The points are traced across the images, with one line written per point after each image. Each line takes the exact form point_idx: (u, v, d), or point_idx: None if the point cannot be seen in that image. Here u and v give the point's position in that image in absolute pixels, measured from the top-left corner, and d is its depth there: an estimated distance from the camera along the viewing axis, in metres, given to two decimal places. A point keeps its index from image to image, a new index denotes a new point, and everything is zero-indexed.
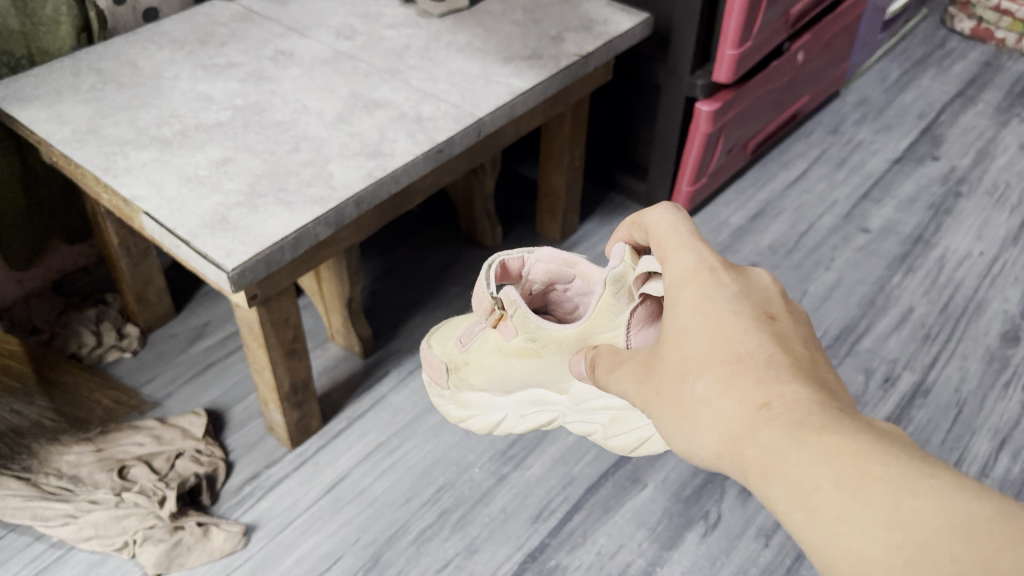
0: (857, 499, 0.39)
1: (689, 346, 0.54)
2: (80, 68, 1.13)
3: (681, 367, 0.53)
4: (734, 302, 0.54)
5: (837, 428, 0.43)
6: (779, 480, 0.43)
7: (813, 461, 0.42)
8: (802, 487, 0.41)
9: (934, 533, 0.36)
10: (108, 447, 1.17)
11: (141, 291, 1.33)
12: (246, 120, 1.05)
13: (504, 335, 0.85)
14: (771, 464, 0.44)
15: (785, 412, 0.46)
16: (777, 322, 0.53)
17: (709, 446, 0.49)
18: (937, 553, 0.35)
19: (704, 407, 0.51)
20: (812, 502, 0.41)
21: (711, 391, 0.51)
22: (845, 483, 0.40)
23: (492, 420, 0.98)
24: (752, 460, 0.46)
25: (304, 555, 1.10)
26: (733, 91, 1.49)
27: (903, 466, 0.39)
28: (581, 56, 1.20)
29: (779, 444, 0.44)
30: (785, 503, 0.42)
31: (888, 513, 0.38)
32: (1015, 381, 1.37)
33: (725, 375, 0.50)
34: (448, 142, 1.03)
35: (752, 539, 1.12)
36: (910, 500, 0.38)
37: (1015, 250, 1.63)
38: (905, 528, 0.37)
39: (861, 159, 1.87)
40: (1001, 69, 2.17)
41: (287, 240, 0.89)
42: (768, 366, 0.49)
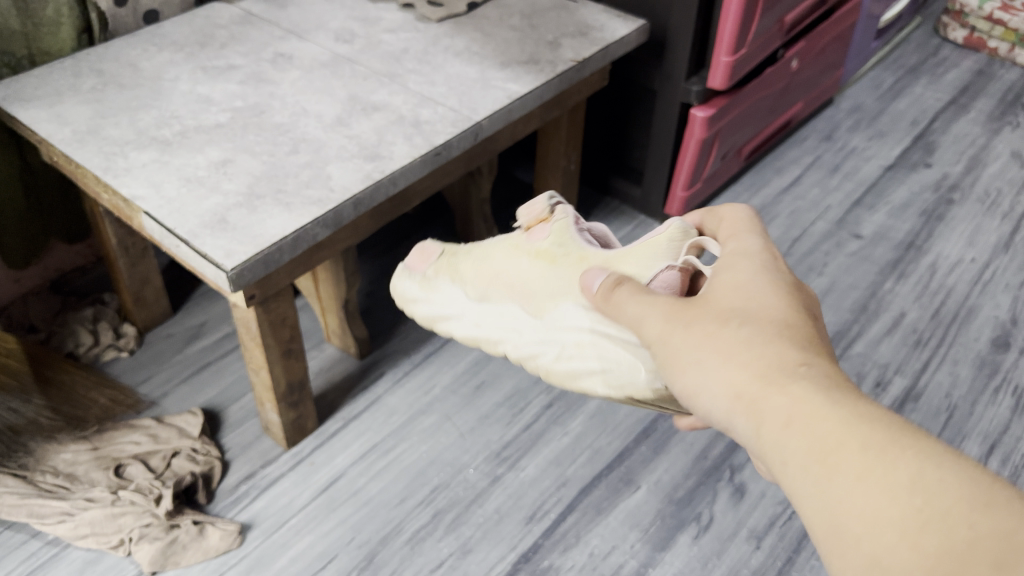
0: (888, 461, 0.43)
1: (736, 306, 0.58)
2: (80, 69, 1.14)
3: (723, 315, 0.57)
4: (788, 291, 0.58)
5: (874, 402, 0.47)
6: (808, 428, 0.47)
7: (850, 421, 0.46)
8: (831, 440, 0.45)
9: (955, 503, 0.40)
10: (105, 446, 1.17)
11: (139, 291, 1.33)
12: (245, 122, 1.06)
13: (533, 236, 0.81)
14: (803, 410, 0.48)
15: (822, 377, 0.50)
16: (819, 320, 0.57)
17: (732, 386, 0.53)
18: (954, 520, 0.40)
19: (736, 354, 0.54)
20: (839, 456, 0.45)
21: (749, 342, 0.54)
22: (877, 446, 0.44)
23: (443, 314, 0.81)
24: (780, 405, 0.49)
25: (299, 554, 1.10)
26: (728, 98, 1.50)
27: (937, 445, 0.43)
28: (577, 62, 1.21)
29: (817, 398, 0.48)
30: (808, 450, 0.46)
31: (914, 478, 0.42)
32: (1005, 387, 1.38)
33: (768, 335, 0.54)
34: (445, 145, 1.04)
35: (744, 541, 1.13)
36: (937, 472, 0.42)
37: (1006, 257, 1.65)
38: (930, 495, 0.41)
39: (855, 166, 1.88)
40: (994, 78, 2.19)
41: (286, 240, 0.90)
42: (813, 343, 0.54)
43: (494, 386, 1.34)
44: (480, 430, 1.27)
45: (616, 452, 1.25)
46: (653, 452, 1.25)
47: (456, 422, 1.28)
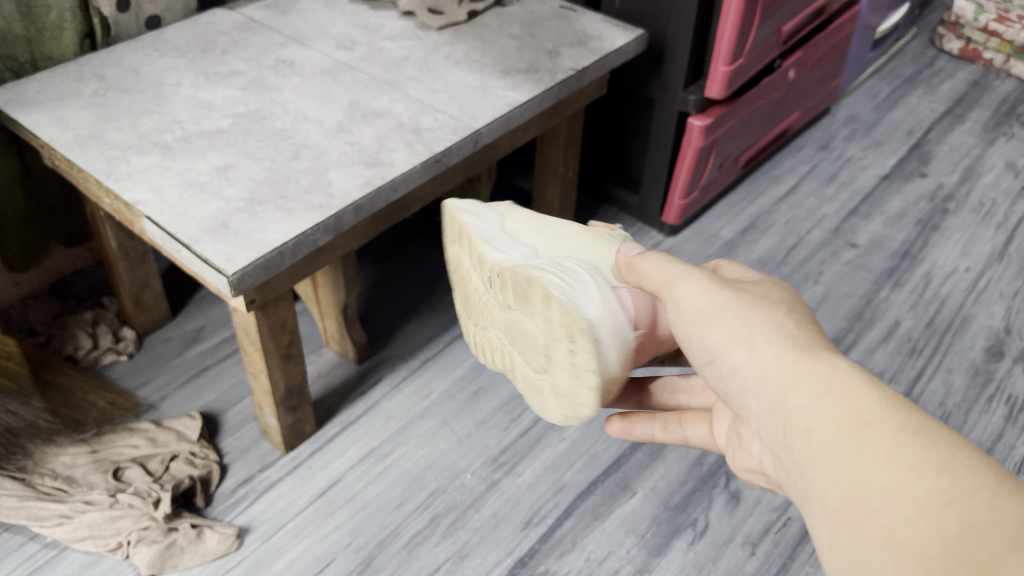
0: (920, 442, 0.45)
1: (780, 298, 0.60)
2: (82, 74, 1.15)
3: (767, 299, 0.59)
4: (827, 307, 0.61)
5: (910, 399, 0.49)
6: (844, 400, 0.49)
7: (887, 402, 0.48)
8: (867, 415, 0.47)
9: (980, 489, 0.42)
10: (103, 449, 1.18)
11: (139, 295, 1.34)
12: (247, 127, 1.07)
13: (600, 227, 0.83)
14: (843, 383, 0.50)
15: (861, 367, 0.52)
16: None
17: (769, 353, 0.55)
18: (978, 504, 0.41)
19: (776, 331, 0.56)
20: (872, 429, 0.46)
21: (790, 326, 0.56)
22: (910, 427, 0.46)
23: (471, 216, 0.79)
24: (818, 376, 0.51)
25: (296, 558, 1.11)
26: (725, 107, 1.52)
27: (968, 443, 0.45)
28: (576, 70, 1.22)
29: (856, 376, 0.50)
30: (841, 420, 0.48)
31: (943, 462, 0.43)
32: (999, 396, 1.39)
33: (810, 328, 0.56)
34: (445, 152, 1.05)
35: (739, 547, 1.14)
36: (965, 462, 0.43)
37: (1000, 266, 1.66)
38: (957, 479, 0.43)
39: (850, 175, 1.90)
40: (989, 89, 2.20)
41: (286, 246, 0.91)
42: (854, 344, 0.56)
43: (492, 392, 1.34)
44: (477, 436, 1.27)
45: (613, 458, 1.25)
46: (649, 458, 1.26)
47: (454, 427, 1.28)
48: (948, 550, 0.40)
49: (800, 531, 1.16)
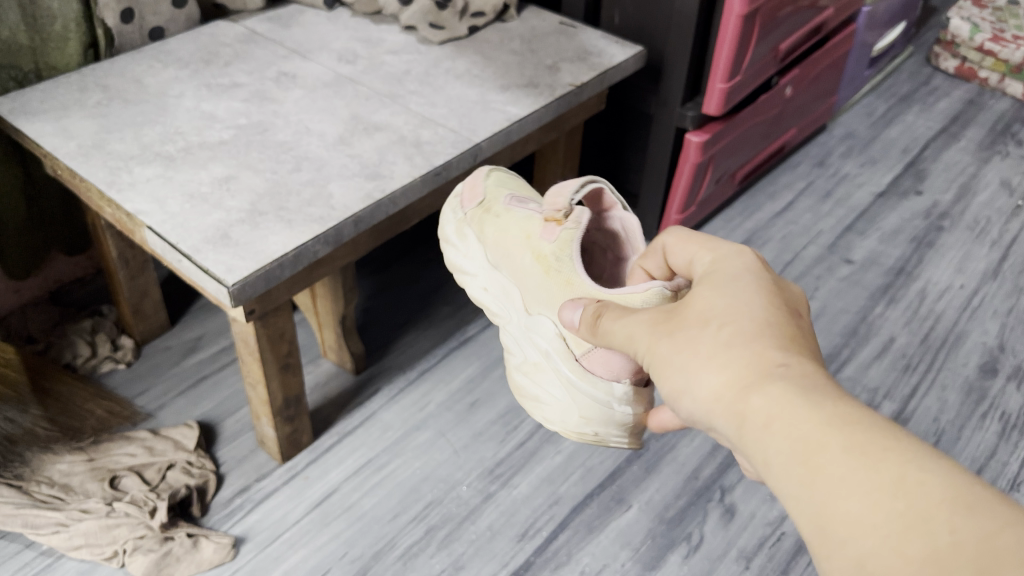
0: (869, 462, 0.45)
1: (714, 304, 0.59)
2: (86, 84, 1.16)
3: (701, 318, 0.59)
4: (767, 284, 0.60)
5: (852, 401, 0.49)
6: (789, 432, 0.49)
7: (828, 423, 0.48)
8: (814, 443, 0.47)
9: (936, 505, 0.42)
10: (101, 457, 1.18)
11: (138, 304, 1.35)
12: (249, 139, 1.08)
13: (547, 232, 0.85)
14: (784, 414, 0.50)
15: (799, 375, 0.52)
16: (801, 313, 0.59)
17: (712, 388, 0.55)
18: (938, 522, 0.41)
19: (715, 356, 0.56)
20: (823, 458, 0.46)
21: (728, 342, 0.56)
22: (856, 448, 0.46)
23: (463, 272, 0.95)
24: (760, 407, 0.51)
25: (292, 568, 1.11)
26: (722, 124, 1.53)
27: (915, 447, 0.45)
28: (575, 86, 1.23)
29: (795, 399, 0.50)
30: (791, 453, 0.48)
31: (895, 481, 0.44)
32: (992, 413, 1.40)
33: (747, 333, 0.56)
34: (445, 166, 1.06)
35: (733, 561, 1.15)
36: (918, 474, 0.43)
37: (994, 284, 1.67)
38: (912, 495, 0.43)
39: (846, 192, 1.91)
40: (984, 107, 2.22)
41: (287, 257, 0.92)
42: (797, 341, 0.56)
43: (489, 404, 1.35)
44: (474, 447, 1.28)
45: (608, 471, 1.26)
46: (645, 471, 1.26)
47: (450, 438, 1.29)
48: None
49: (794, 546, 1.17)
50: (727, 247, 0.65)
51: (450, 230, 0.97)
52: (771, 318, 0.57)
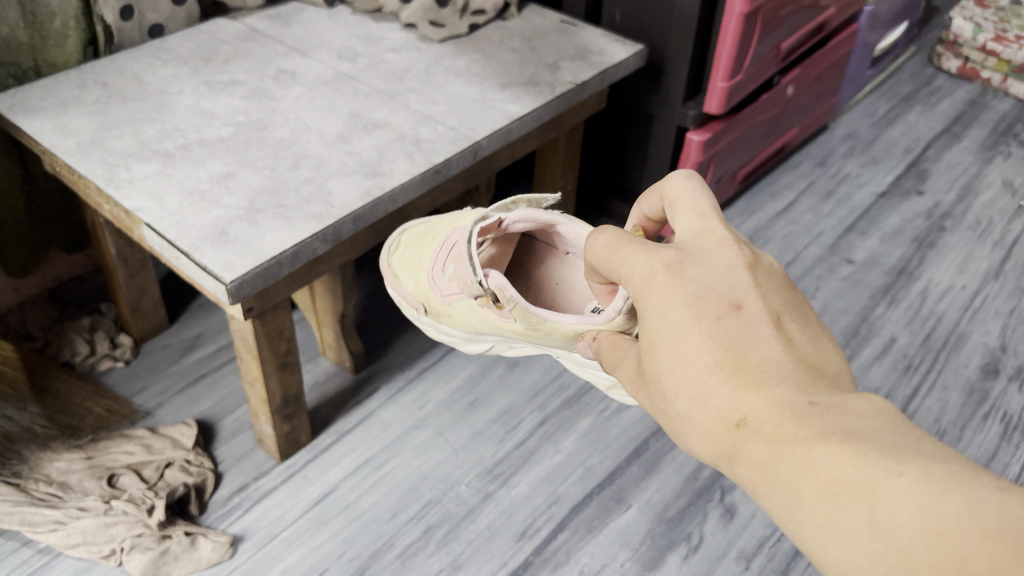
0: (839, 513, 0.43)
1: (662, 357, 0.56)
2: (85, 81, 1.15)
3: (660, 377, 0.56)
4: (699, 299, 0.55)
5: (809, 435, 0.46)
6: (769, 495, 0.47)
7: (792, 475, 0.46)
8: (790, 500, 0.45)
9: (911, 539, 0.39)
10: (99, 455, 1.18)
11: (137, 302, 1.34)
12: (248, 136, 1.08)
13: (500, 314, 0.83)
14: (760, 479, 0.48)
15: (760, 426, 0.49)
16: (744, 307, 0.55)
17: (705, 455, 0.53)
18: (918, 561, 0.39)
19: (688, 420, 0.54)
20: (802, 514, 0.45)
21: (690, 406, 0.54)
22: (822, 495, 0.44)
23: (480, 345, 1.00)
24: (743, 475, 0.50)
25: (290, 567, 1.11)
26: (723, 123, 1.53)
27: (876, 472, 0.42)
28: (576, 84, 1.23)
29: (762, 460, 0.48)
30: (778, 515, 0.47)
31: (867, 524, 0.41)
32: (994, 414, 1.39)
33: (700, 389, 0.53)
34: (445, 163, 1.06)
35: (733, 562, 1.14)
36: (884, 507, 0.41)
37: (996, 284, 1.67)
38: (887, 538, 0.40)
39: (848, 192, 1.91)
40: (987, 107, 2.22)
41: (285, 254, 0.91)
42: (750, 364, 0.52)
43: (488, 404, 1.34)
44: (473, 447, 1.27)
45: (607, 471, 1.25)
46: (644, 471, 1.26)
47: (449, 438, 1.28)
48: None
49: (793, 547, 1.16)
50: (640, 265, 0.60)
51: (442, 331, 1.02)
52: (715, 352, 0.53)
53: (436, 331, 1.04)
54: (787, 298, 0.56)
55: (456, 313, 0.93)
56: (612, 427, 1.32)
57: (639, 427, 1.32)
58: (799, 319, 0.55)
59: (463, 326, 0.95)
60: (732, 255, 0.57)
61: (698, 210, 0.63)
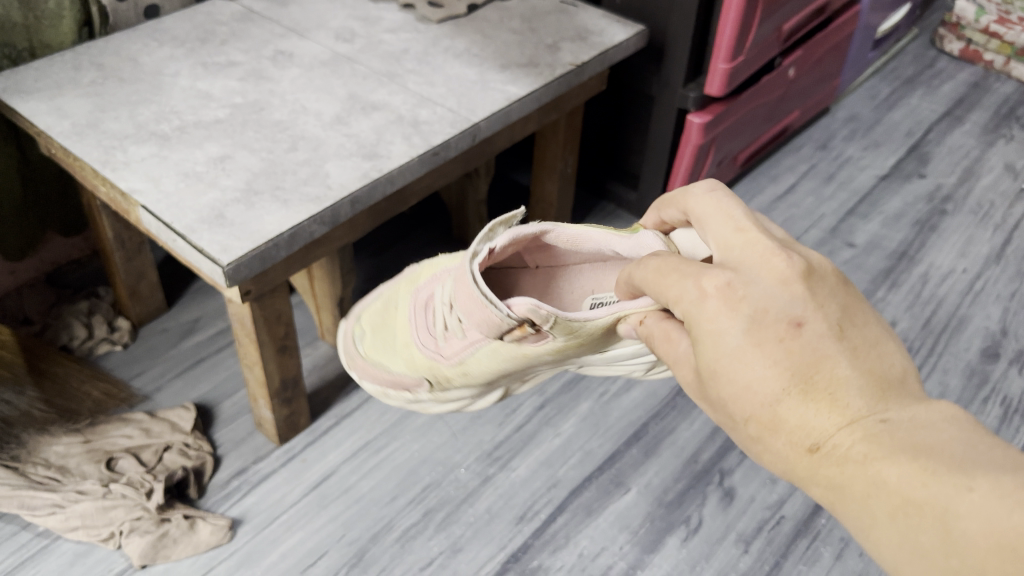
0: (914, 533, 0.45)
1: (722, 383, 0.56)
2: (80, 62, 1.14)
3: (720, 399, 0.57)
4: (758, 321, 0.55)
5: (881, 455, 0.48)
6: (844, 512, 0.49)
7: (867, 494, 0.47)
8: (865, 519, 0.48)
9: (985, 557, 0.41)
10: (97, 439, 1.17)
11: (135, 286, 1.34)
12: (245, 118, 1.07)
13: (534, 341, 0.79)
14: (835, 497, 0.50)
15: (829, 449, 0.50)
16: (805, 323, 0.54)
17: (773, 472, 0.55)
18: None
19: (754, 441, 0.55)
20: (877, 533, 0.47)
21: (755, 429, 0.54)
22: (896, 516, 0.46)
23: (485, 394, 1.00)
24: (817, 493, 0.51)
25: (289, 550, 1.10)
26: (724, 105, 1.52)
27: (949, 490, 0.44)
28: (576, 65, 1.22)
29: (834, 480, 0.50)
30: (854, 530, 0.49)
31: (942, 542, 0.43)
32: (994, 397, 1.39)
33: (764, 413, 0.54)
34: (443, 146, 1.05)
35: (732, 545, 1.14)
36: (957, 526, 0.43)
37: (997, 268, 1.66)
38: (961, 556, 0.42)
39: (849, 175, 1.90)
40: (989, 90, 2.21)
41: (282, 237, 0.91)
42: (817, 383, 0.52)
43: None
44: (472, 431, 1.27)
45: (607, 455, 1.25)
46: (643, 455, 1.26)
47: (448, 422, 1.28)
48: None
49: (793, 530, 1.16)
50: (690, 289, 0.60)
51: (448, 399, 1.01)
52: (777, 377, 0.53)
53: (437, 402, 1.03)
54: (842, 300, 0.56)
55: (471, 364, 0.89)
56: (612, 411, 1.32)
57: (638, 411, 1.32)
58: (856, 322, 0.55)
59: (479, 376, 0.92)
60: (783, 267, 0.57)
61: (734, 226, 0.62)
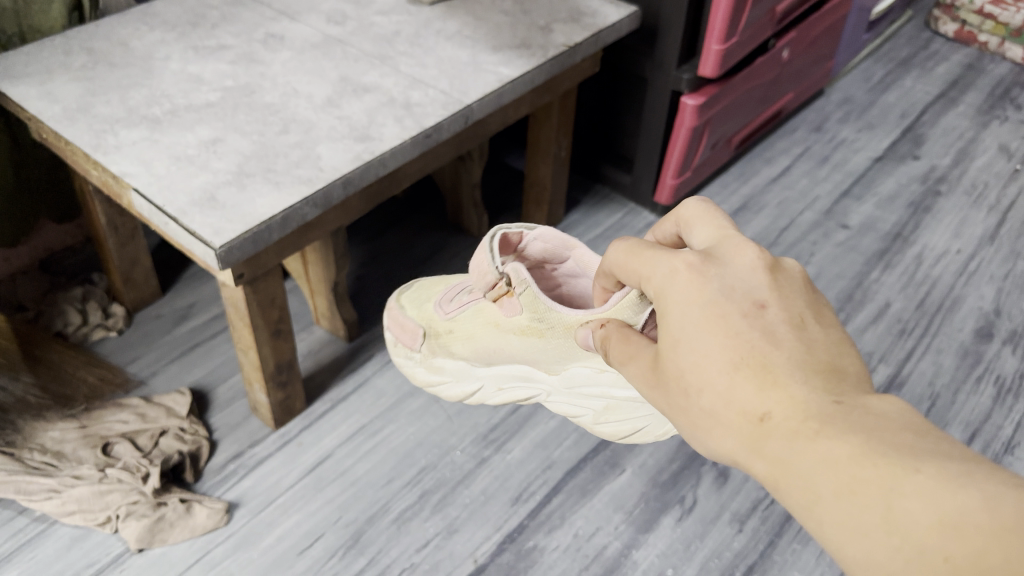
0: (857, 509, 0.43)
1: (683, 356, 0.56)
2: (71, 47, 1.14)
3: (677, 375, 0.57)
4: (723, 296, 0.56)
5: (833, 433, 0.47)
6: (787, 487, 0.48)
7: (813, 471, 0.46)
8: (808, 495, 0.46)
9: (928, 537, 0.40)
10: (93, 425, 1.17)
11: (129, 271, 1.34)
12: (236, 101, 1.06)
13: (505, 310, 0.89)
14: (781, 474, 0.49)
15: (781, 422, 0.50)
16: (768, 307, 0.55)
17: (721, 452, 0.54)
18: (935, 556, 0.39)
19: (706, 417, 0.55)
20: (818, 510, 0.45)
21: (710, 402, 0.54)
22: (841, 493, 0.44)
23: (465, 390, 0.98)
24: (762, 472, 0.50)
25: (286, 532, 1.11)
26: (718, 86, 1.51)
27: (895, 469, 0.43)
28: (568, 46, 1.21)
29: (783, 457, 0.49)
30: (794, 507, 0.47)
31: (884, 521, 0.42)
32: (987, 376, 1.40)
33: (721, 386, 0.54)
34: (436, 128, 1.05)
35: (726, 524, 1.15)
36: (900, 505, 0.42)
37: (991, 248, 1.67)
38: (903, 536, 0.41)
39: (843, 157, 1.90)
40: (984, 72, 2.20)
41: (274, 220, 0.91)
42: (775, 364, 0.52)
43: None
44: (467, 414, 1.28)
45: (602, 436, 1.26)
46: None
47: (443, 405, 1.29)
48: None
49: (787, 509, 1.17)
50: (662, 266, 0.61)
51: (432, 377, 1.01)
52: (735, 351, 0.54)
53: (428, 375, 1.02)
54: (811, 297, 0.57)
55: (460, 326, 0.98)
56: None
57: None
58: (822, 319, 0.56)
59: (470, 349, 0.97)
60: (757, 254, 0.58)
61: (717, 221, 0.63)
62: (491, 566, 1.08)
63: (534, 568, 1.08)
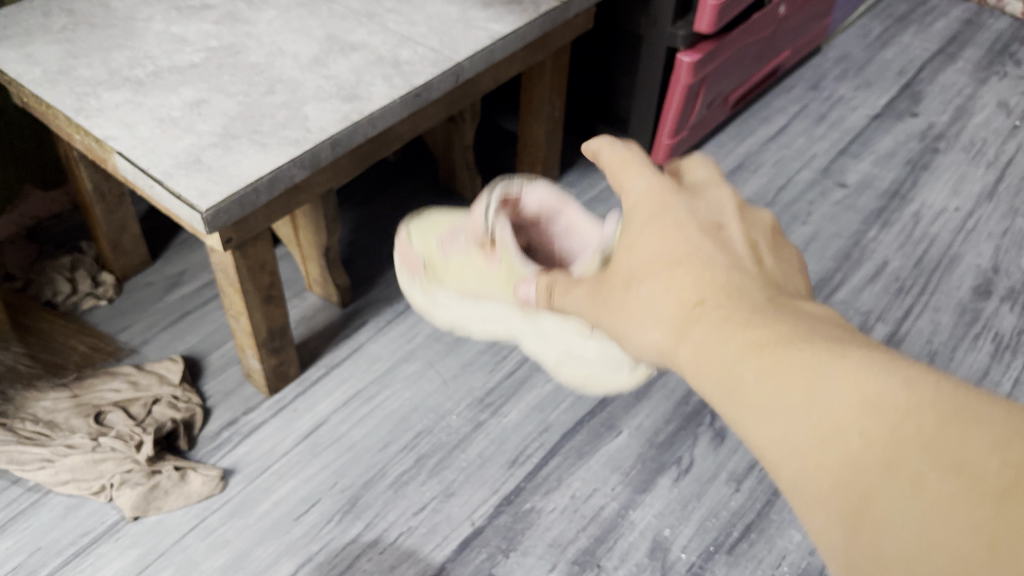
0: (779, 385, 0.46)
1: (639, 255, 0.61)
2: (50, 8, 1.11)
3: (629, 275, 0.61)
4: (684, 212, 0.61)
5: (763, 322, 0.51)
6: (711, 366, 0.51)
7: (739, 354, 0.50)
8: (731, 372, 0.50)
9: (844, 412, 0.42)
10: (85, 394, 1.16)
11: (117, 239, 1.32)
12: (220, 62, 1.04)
13: (489, 262, 0.89)
14: (707, 357, 0.52)
15: (714, 307, 0.54)
16: (722, 229, 0.60)
17: (653, 343, 0.58)
18: (846, 428, 0.42)
19: (646, 307, 0.59)
20: (741, 387, 0.48)
21: (651, 293, 0.59)
22: (763, 372, 0.47)
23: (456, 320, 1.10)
24: (687, 357, 0.54)
25: (282, 498, 1.10)
26: (715, 43, 1.49)
27: (820, 352, 0.46)
28: (561, 2, 1.18)
29: (710, 338, 0.52)
30: (717, 388, 0.50)
31: (802, 395, 0.45)
32: (985, 334, 1.39)
33: (664, 276, 0.58)
34: (425, 86, 1.03)
35: (723, 484, 1.14)
36: (819, 381, 0.44)
37: (990, 205, 1.65)
38: (821, 413, 0.43)
39: (841, 115, 1.87)
40: (983, 27, 2.17)
41: (261, 182, 0.89)
42: (721, 271, 0.57)
43: (478, 334, 1.34)
44: (463, 378, 1.27)
45: (599, 398, 1.25)
46: (635, 397, 1.26)
47: (439, 369, 1.28)
48: (834, 486, 0.41)
49: None
50: (633, 175, 0.65)
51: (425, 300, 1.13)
52: (685, 254, 0.58)
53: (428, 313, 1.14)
54: (765, 234, 0.62)
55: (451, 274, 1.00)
56: None
57: None
58: (769, 250, 0.61)
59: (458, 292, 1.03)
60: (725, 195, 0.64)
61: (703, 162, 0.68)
62: (489, 529, 1.08)
63: (532, 530, 1.08)
